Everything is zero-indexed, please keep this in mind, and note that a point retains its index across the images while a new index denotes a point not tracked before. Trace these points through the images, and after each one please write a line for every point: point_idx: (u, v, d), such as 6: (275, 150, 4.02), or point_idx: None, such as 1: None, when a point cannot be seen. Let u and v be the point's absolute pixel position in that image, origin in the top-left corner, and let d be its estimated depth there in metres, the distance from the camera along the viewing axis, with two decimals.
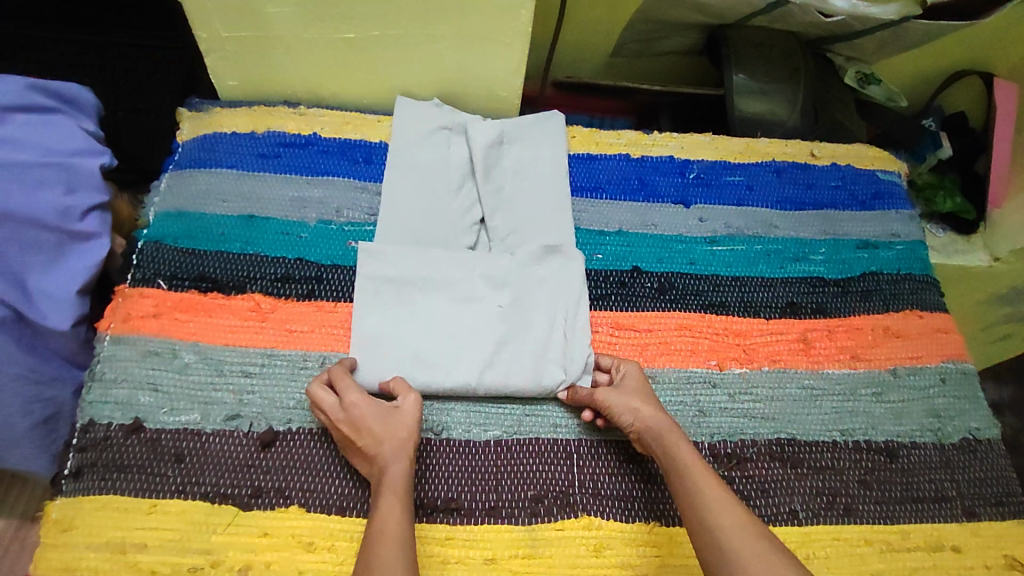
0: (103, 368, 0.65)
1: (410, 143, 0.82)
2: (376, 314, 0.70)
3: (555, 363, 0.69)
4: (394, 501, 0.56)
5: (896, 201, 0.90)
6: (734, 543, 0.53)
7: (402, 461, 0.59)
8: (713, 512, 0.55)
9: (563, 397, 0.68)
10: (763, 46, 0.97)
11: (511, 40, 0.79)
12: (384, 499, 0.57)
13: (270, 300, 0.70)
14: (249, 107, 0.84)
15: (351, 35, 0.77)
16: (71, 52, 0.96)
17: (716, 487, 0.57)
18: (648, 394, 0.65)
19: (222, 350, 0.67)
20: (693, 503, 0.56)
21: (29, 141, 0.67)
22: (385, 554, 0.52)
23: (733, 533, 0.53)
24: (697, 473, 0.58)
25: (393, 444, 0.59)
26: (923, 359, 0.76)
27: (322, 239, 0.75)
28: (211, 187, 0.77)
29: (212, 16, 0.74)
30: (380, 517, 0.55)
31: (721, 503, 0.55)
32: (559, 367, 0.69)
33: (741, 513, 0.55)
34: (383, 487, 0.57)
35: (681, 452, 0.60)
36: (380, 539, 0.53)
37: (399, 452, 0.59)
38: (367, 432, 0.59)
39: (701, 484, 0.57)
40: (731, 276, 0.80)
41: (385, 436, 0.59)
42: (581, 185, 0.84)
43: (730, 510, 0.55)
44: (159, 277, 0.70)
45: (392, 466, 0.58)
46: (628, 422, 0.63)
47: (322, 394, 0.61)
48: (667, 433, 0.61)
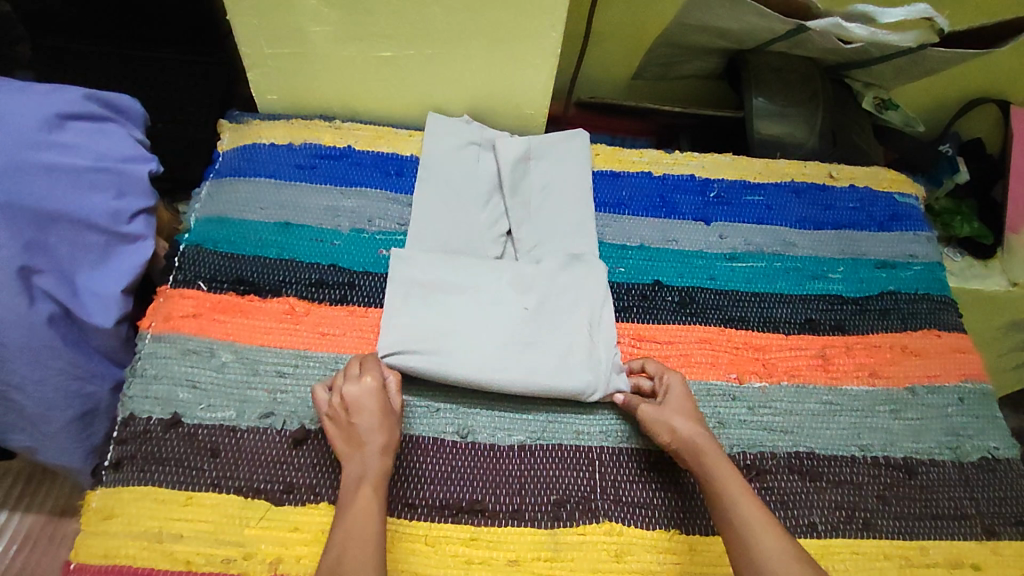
0: (144, 365, 0.68)
1: (441, 157, 0.85)
2: (410, 317, 0.72)
3: (579, 366, 0.70)
4: (371, 495, 0.58)
5: (913, 223, 0.91)
6: (773, 562, 0.53)
7: (386, 459, 0.61)
8: (750, 530, 0.56)
9: (619, 401, 0.69)
10: (783, 71, 1.00)
11: (541, 61, 0.82)
12: (361, 492, 0.58)
13: (305, 304, 0.73)
14: (287, 120, 0.87)
15: (389, 53, 0.80)
16: (117, 66, 1.01)
17: (754, 505, 0.58)
18: (690, 408, 0.67)
19: (258, 350, 0.69)
20: (732, 520, 0.57)
21: (84, 146, 0.70)
22: (362, 552, 0.53)
23: (771, 552, 0.54)
24: (735, 489, 0.59)
25: (383, 440, 0.61)
26: (941, 378, 0.77)
27: (355, 246, 0.78)
28: (250, 195, 0.80)
29: (258, 33, 0.78)
30: (356, 508, 0.57)
31: (759, 520, 0.56)
32: (583, 368, 0.70)
33: (779, 532, 0.56)
34: (361, 480, 0.59)
35: (720, 468, 0.61)
36: (359, 537, 0.55)
37: (387, 448, 0.61)
38: (369, 414, 0.61)
39: (740, 501, 0.58)
40: (750, 292, 0.82)
41: (380, 426, 0.62)
42: (605, 201, 0.86)
43: (767, 529, 0.56)
44: (199, 279, 0.73)
45: (375, 460, 0.60)
46: (666, 439, 0.64)
47: (354, 366, 0.65)
48: (707, 449, 0.62)
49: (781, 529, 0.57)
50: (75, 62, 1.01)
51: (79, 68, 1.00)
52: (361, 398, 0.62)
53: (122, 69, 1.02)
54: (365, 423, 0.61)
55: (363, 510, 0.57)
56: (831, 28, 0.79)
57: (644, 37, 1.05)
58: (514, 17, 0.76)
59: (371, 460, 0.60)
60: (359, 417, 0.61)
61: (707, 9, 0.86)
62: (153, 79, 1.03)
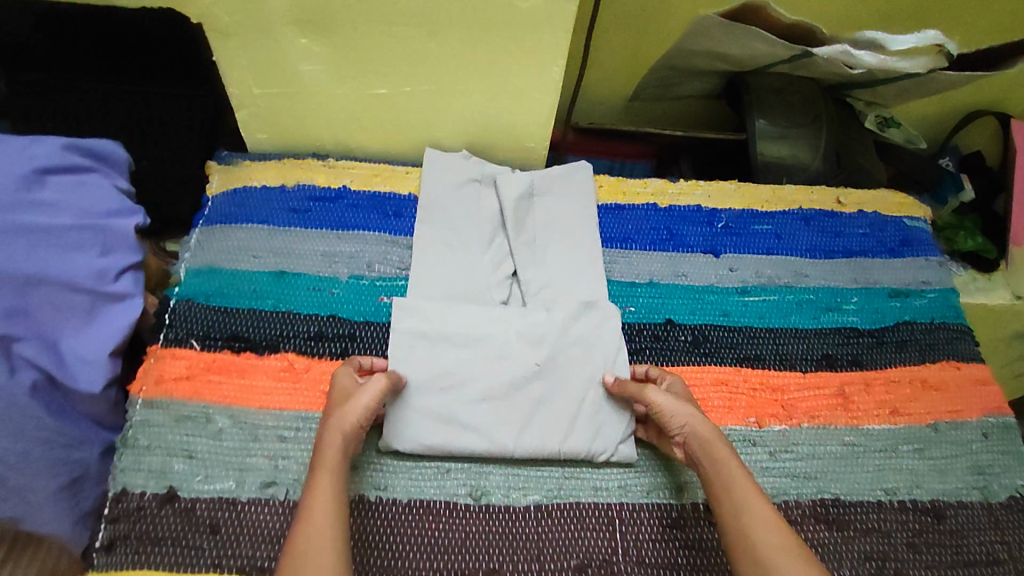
0: (136, 435, 0.64)
1: (441, 196, 0.82)
2: (419, 368, 0.68)
3: (589, 431, 0.67)
4: (327, 482, 0.55)
5: (924, 247, 0.89)
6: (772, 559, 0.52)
7: (337, 437, 0.58)
8: (752, 529, 0.54)
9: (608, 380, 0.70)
10: (785, 92, 0.98)
11: (542, 95, 0.79)
12: (319, 476, 0.55)
13: (304, 359, 0.69)
14: (279, 159, 0.84)
15: (384, 90, 0.77)
16: (95, 102, 0.92)
17: (758, 501, 0.56)
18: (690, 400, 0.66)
19: (257, 414, 0.66)
20: (739, 516, 0.56)
21: (64, 204, 0.66)
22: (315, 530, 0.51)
23: (776, 551, 0.52)
24: (735, 480, 0.58)
25: (336, 419, 0.59)
26: (963, 414, 0.75)
27: (354, 295, 0.75)
28: (243, 242, 0.77)
29: (247, 74, 0.75)
30: (313, 496, 0.54)
31: (763, 517, 0.55)
32: (598, 432, 0.67)
33: (783, 531, 0.54)
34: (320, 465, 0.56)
35: (726, 461, 0.59)
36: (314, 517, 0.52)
37: (339, 427, 0.59)
38: (335, 400, 0.62)
39: (744, 497, 0.56)
40: (765, 328, 0.79)
41: (344, 405, 0.61)
42: (611, 236, 0.84)
43: (772, 527, 0.54)
44: (191, 337, 0.70)
45: (329, 442, 0.58)
46: (677, 426, 0.63)
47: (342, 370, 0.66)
48: (714, 442, 0.61)
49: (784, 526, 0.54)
50: (41, 99, 0.91)
51: (45, 105, 0.92)
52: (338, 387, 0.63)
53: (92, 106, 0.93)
54: (332, 403, 0.62)
55: (320, 496, 0.54)
56: (838, 56, 0.75)
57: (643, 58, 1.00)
58: (514, 54, 0.73)
59: (327, 438, 0.58)
60: (331, 401, 0.62)
61: (709, 38, 0.84)
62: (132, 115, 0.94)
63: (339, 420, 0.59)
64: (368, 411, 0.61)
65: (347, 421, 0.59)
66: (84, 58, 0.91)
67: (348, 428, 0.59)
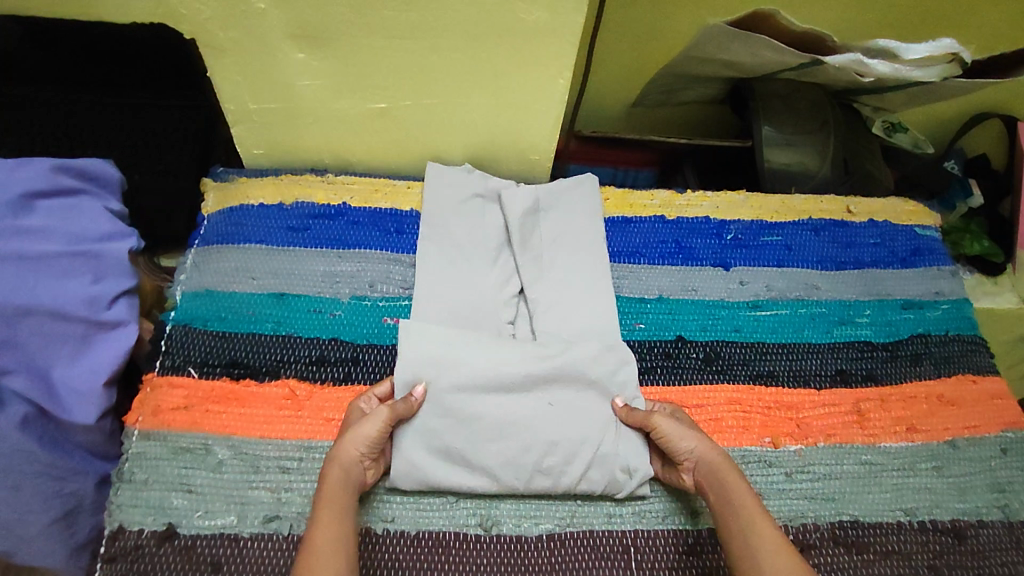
0: (132, 469, 0.61)
1: (444, 212, 0.80)
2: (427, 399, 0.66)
3: (601, 465, 0.65)
4: (328, 519, 0.55)
5: (936, 257, 0.88)
6: None
7: (338, 471, 0.59)
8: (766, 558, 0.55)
9: (620, 405, 0.69)
10: (791, 99, 0.96)
11: (547, 107, 0.77)
12: (321, 509, 0.56)
13: (306, 386, 0.67)
14: (276, 175, 0.81)
15: (384, 104, 0.75)
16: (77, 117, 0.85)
17: (771, 529, 0.57)
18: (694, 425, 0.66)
19: (258, 444, 0.64)
20: (751, 544, 0.56)
21: (54, 229, 0.64)
22: (319, 561, 0.52)
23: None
24: (753, 511, 0.58)
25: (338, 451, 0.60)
26: (982, 429, 0.74)
27: (357, 316, 0.73)
28: (240, 264, 0.74)
29: (242, 89, 0.72)
30: (316, 531, 0.54)
31: (778, 545, 0.55)
32: (615, 469, 0.65)
33: (797, 562, 0.55)
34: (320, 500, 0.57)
35: (738, 488, 0.60)
36: (315, 549, 0.53)
37: (340, 460, 0.59)
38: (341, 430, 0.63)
39: (759, 524, 0.57)
40: (777, 343, 0.77)
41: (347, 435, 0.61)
42: (619, 250, 0.82)
43: (786, 556, 0.55)
44: (189, 364, 0.67)
45: (330, 476, 0.58)
46: (685, 450, 0.63)
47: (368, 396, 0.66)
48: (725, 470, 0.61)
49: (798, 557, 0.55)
50: (15, 110, 0.82)
51: (19, 117, 0.82)
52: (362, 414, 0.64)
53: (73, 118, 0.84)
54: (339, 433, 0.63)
55: (322, 530, 0.54)
56: (850, 65, 0.74)
57: (648, 67, 0.98)
58: (519, 66, 0.71)
59: (329, 473, 0.59)
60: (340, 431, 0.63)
61: (717, 46, 0.82)
62: (117, 127, 0.86)
63: (340, 452, 0.60)
64: (368, 440, 0.61)
65: (348, 453, 0.60)
66: (66, 68, 0.84)
67: (348, 460, 0.60)
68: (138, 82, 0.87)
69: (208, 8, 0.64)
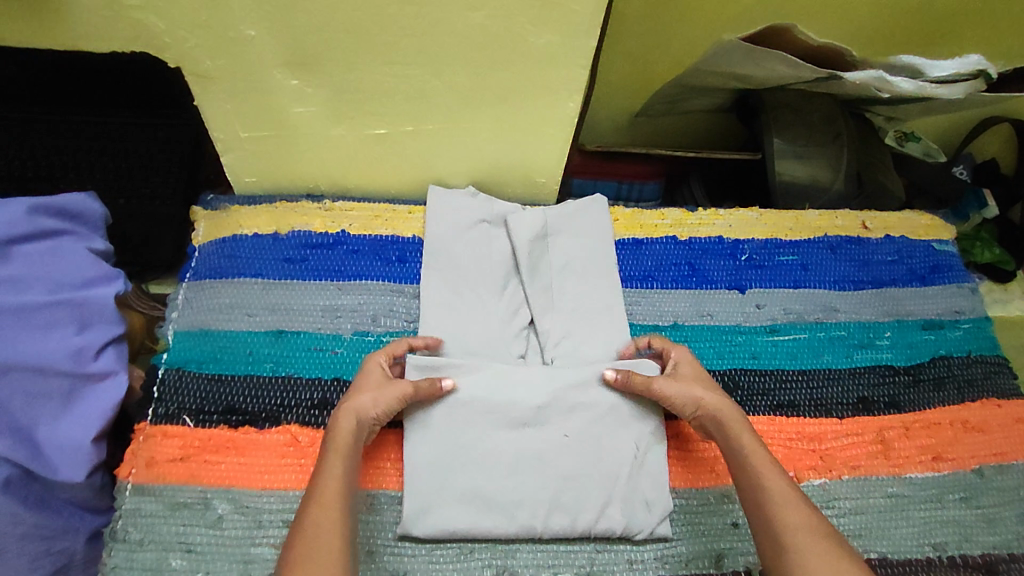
0: (127, 528, 0.58)
1: (447, 239, 0.76)
2: (444, 441, 0.63)
3: (624, 507, 0.62)
4: (336, 461, 0.55)
5: (956, 273, 0.85)
6: (796, 542, 0.52)
7: (351, 423, 0.58)
8: (778, 508, 0.54)
9: (609, 376, 0.66)
10: (802, 112, 0.91)
11: (555, 130, 0.73)
12: (330, 461, 0.55)
13: (309, 432, 0.64)
14: (270, 203, 0.77)
15: (383, 130, 0.71)
16: (44, 142, 0.76)
17: (780, 480, 0.56)
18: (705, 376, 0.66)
19: (260, 496, 0.60)
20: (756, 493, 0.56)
21: (33, 279, 0.61)
22: (325, 504, 0.52)
23: (794, 531, 0.52)
24: (761, 463, 0.57)
25: (352, 399, 0.60)
26: (1008, 456, 0.71)
27: (360, 353, 0.69)
28: (235, 299, 0.71)
29: (231, 116, 0.69)
30: (324, 479, 0.54)
31: (784, 492, 0.55)
32: (635, 510, 0.62)
33: (804, 510, 0.54)
34: (328, 447, 0.56)
35: (744, 440, 0.60)
36: (320, 494, 0.53)
37: (354, 412, 0.59)
38: (363, 378, 0.62)
39: (766, 474, 0.57)
40: (798, 370, 0.75)
41: (364, 390, 0.61)
42: (631, 274, 0.79)
43: (793, 507, 0.54)
44: (184, 412, 0.64)
45: (341, 427, 0.58)
46: (688, 411, 0.64)
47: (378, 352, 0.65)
48: (732, 424, 0.61)
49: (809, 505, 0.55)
50: None
51: None
52: (372, 370, 0.63)
53: (50, 142, 0.76)
54: (358, 383, 0.62)
55: (330, 479, 0.54)
56: (873, 82, 0.71)
57: (655, 77, 0.93)
58: (525, 91, 0.68)
59: (340, 421, 0.58)
60: (354, 380, 0.62)
61: (727, 63, 0.79)
62: (98, 149, 0.77)
63: (355, 404, 0.59)
64: (387, 404, 0.60)
65: (364, 410, 0.59)
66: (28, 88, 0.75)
67: (363, 416, 0.59)
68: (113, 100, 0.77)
69: (193, 36, 0.61)
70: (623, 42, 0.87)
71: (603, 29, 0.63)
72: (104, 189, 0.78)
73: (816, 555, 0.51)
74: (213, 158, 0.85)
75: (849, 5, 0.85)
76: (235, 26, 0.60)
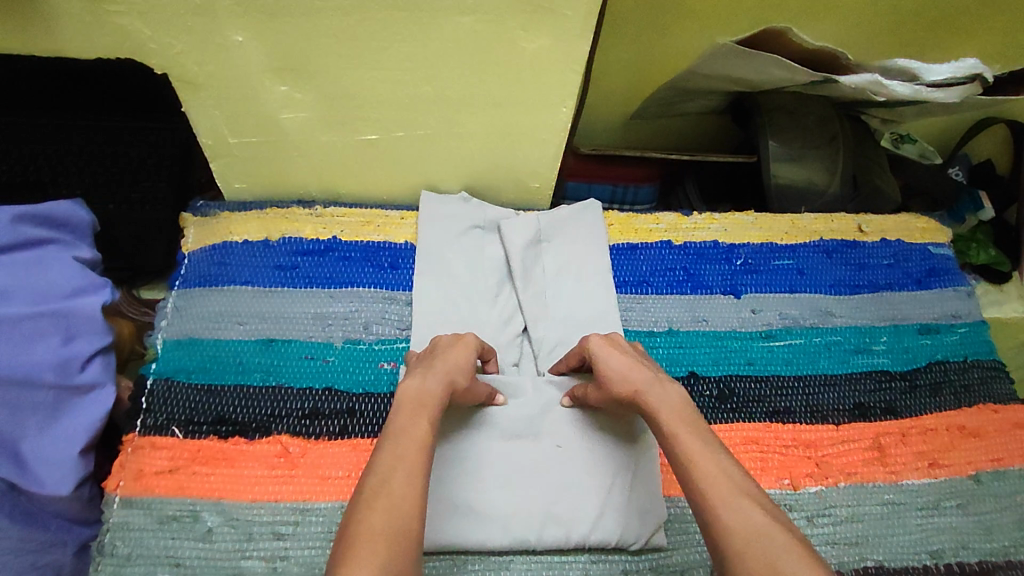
0: (115, 541, 0.57)
1: (441, 245, 0.76)
2: (442, 447, 0.62)
3: (618, 516, 0.62)
4: (422, 418, 0.51)
5: (952, 277, 0.85)
6: (734, 545, 0.45)
7: (445, 391, 0.55)
8: (711, 504, 0.48)
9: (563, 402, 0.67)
10: (798, 114, 0.90)
11: (548, 135, 0.72)
12: (417, 418, 0.51)
13: (299, 443, 0.63)
14: (261, 209, 0.76)
15: (375, 136, 0.70)
16: (25, 144, 0.73)
17: (713, 468, 0.50)
18: (638, 360, 0.61)
19: (250, 508, 0.59)
20: (690, 488, 0.50)
21: (19, 289, 0.60)
22: (410, 458, 0.48)
23: (731, 533, 0.46)
24: (696, 457, 0.51)
25: (449, 369, 0.57)
26: (1004, 462, 0.71)
27: (351, 362, 0.68)
28: (225, 308, 0.70)
29: (220, 122, 0.68)
30: (410, 432, 0.49)
31: (720, 481, 0.49)
32: (628, 521, 0.62)
33: (747, 505, 0.47)
34: (420, 407, 0.52)
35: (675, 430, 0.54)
36: (403, 445, 0.48)
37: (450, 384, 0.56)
38: (456, 352, 0.59)
39: (700, 463, 0.50)
40: (794, 376, 0.74)
41: (462, 366, 0.58)
42: (626, 280, 0.78)
43: (727, 504, 0.47)
44: (173, 423, 0.63)
45: (434, 390, 0.54)
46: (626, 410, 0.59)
47: (469, 335, 0.62)
48: (664, 412, 0.55)
49: (750, 494, 0.48)
50: None
51: None
52: (463, 348, 0.60)
53: (38, 147, 0.74)
54: (448, 354, 0.59)
55: (412, 433, 0.49)
56: (868, 85, 0.71)
57: (649, 80, 0.92)
58: (517, 96, 0.67)
59: (433, 383, 0.55)
60: (442, 351, 0.59)
61: (722, 66, 0.78)
62: (88, 154, 0.75)
63: (451, 374, 0.56)
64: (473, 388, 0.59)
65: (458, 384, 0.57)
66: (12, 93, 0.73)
67: (455, 390, 0.56)
68: (105, 104, 0.76)
69: (180, 42, 0.60)
70: (617, 45, 0.87)
71: (596, 34, 0.63)
72: (88, 193, 0.76)
73: (754, 558, 0.44)
74: (203, 161, 0.84)
75: (842, 8, 0.84)
76: (221, 32, 0.59)
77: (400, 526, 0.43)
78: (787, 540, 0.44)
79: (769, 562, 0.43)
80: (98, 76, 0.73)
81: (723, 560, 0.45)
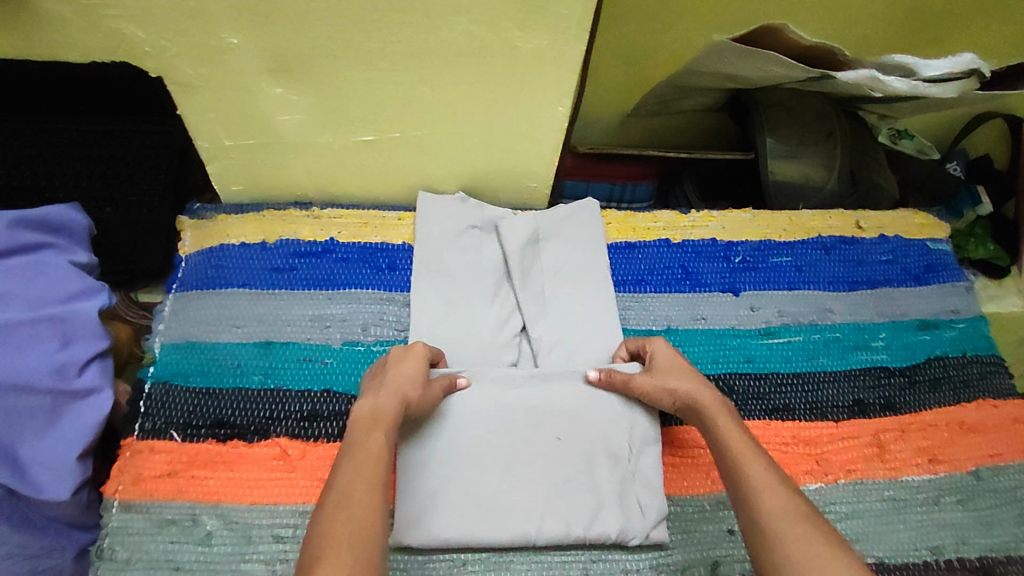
0: (113, 546, 0.57)
1: (439, 245, 0.75)
2: (445, 445, 0.63)
3: (618, 513, 0.62)
4: (379, 434, 0.52)
5: (951, 273, 0.85)
6: (777, 524, 0.48)
7: (394, 405, 0.55)
8: (754, 486, 0.51)
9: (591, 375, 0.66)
10: (795, 111, 0.90)
11: (544, 135, 0.72)
12: (374, 434, 0.52)
13: (298, 445, 0.63)
14: (258, 211, 0.76)
15: (372, 137, 0.70)
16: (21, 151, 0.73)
17: (759, 460, 0.53)
18: (686, 364, 0.64)
19: (249, 511, 0.59)
20: (734, 476, 0.53)
21: (15, 295, 0.60)
22: (371, 476, 0.49)
23: (771, 516, 0.49)
24: (737, 444, 0.55)
25: (395, 384, 0.57)
26: (1004, 457, 0.71)
27: (349, 364, 0.68)
28: (222, 310, 0.70)
29: (216, 126, 0.68)
30: (363, 447, 0.51)
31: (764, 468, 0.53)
32: (628, 518, 0.62)
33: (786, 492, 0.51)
34: (374, 423, 0.53)
35: (720, 425, 0.57)
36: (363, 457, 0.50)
37: (400, 397, 0.56)
38: (408, 363, 0.59)
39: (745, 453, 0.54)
40: (792, 373, 0.74)
41: (410, 378, 0.58)
42: (624, 279, 0.78)
43: (774, 490, 0.51)
44: (171, 426, 0.63)
45: (386, 406, 0.54)
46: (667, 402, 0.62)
47: (418, 346, 0.62)
48: (715, 409, 0.59)
49: (791, 487, 0.52)
50: None
51: None
52: (409, 359, 0.60)
53: (36, 152, 0.73)
54: (399, 368, 0.59)
55: (370, 447, 0.51)
56: (865, 82, 0.70)
57: (646, 78, 0.91)
58: (513, 95, 0.67)
59: (383, 400, 0.55)
60: (393, 365, 0.59)
61: (718, 63, 0.78)
62: (84, 159, 0.75)
63: (403, 390, 0.57)
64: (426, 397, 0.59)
65: (410, 396, 0.57)
66: None
67: (409, 404, 0.57)
68: (98, 107, 0.73)
69: (174, 45, 0.60)
70: (613, 44, 0.86)
71: (592, 33, 0.63)
72: (89, 200, 0.76)
73: (791, 537, 0.47)
74: (200, 163, 0.84)
75: (839, 4, 0.84)
76: (218, 34, 0.59)
77: (365, 532, 0.45)
78: (824, 528, 0.48)
79: (810, 547, 0.46)
80: (85, 89, 0.70)
81: (761, 539, 0.48)
